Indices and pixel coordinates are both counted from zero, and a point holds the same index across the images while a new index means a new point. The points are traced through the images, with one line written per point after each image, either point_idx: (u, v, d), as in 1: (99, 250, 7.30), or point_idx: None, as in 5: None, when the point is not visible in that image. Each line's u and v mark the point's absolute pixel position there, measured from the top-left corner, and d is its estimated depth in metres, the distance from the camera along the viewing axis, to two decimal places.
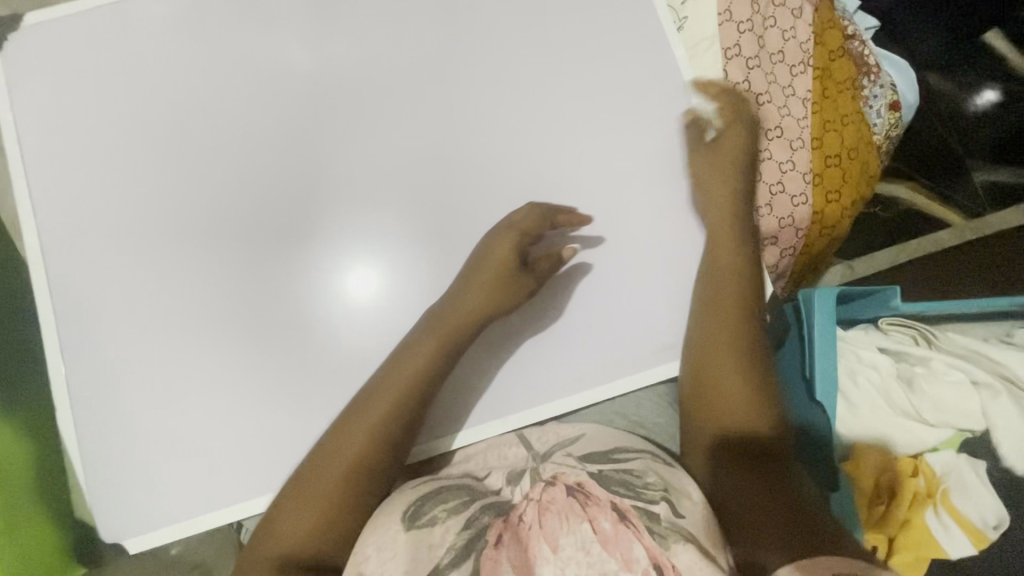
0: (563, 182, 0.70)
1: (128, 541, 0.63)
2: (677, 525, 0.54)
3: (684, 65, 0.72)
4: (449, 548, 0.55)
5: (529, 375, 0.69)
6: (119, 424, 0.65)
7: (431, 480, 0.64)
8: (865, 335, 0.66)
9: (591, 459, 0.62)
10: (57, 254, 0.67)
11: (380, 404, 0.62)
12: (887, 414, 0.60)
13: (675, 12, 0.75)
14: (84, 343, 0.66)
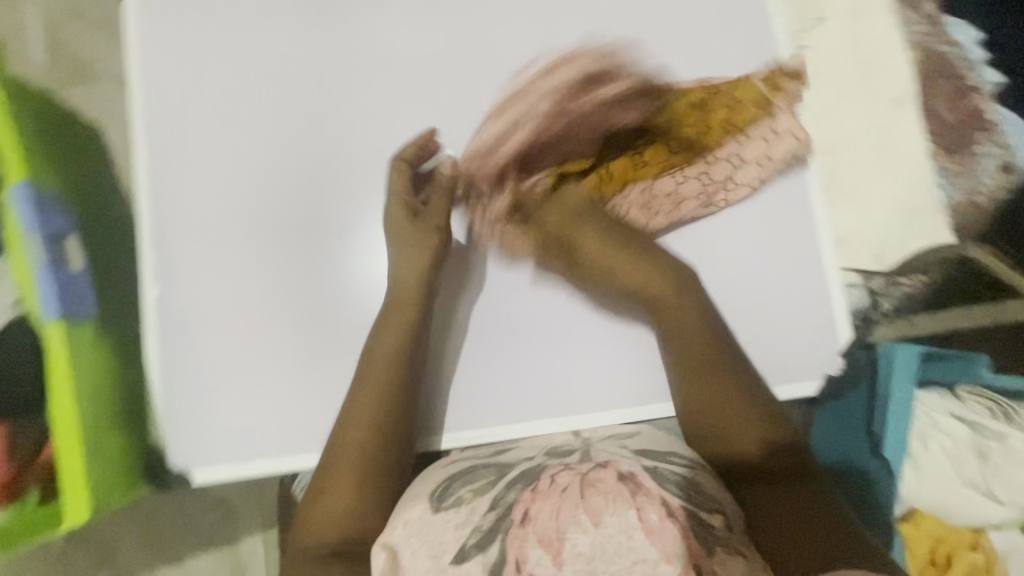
0: (655, 193, 0.68)
1: (192, 472, 0.64)
2: (728, 535, 0.52)
3: (798, 92, 0.69)
4: (474, 529, 0.53)
5: (592, 383, 0.67)
6: (196, 371, 0.65)
7: (459, 460, 0.63)
8: (937, 398, 0.62)
9: (645, 453, 0.58)
10: (161, 194, 0.67)
11: (369, 400, 0.62)
12: (954, 484, 0.59)
13: (796, 37, 0.73)
14: (174, 287, 0.66)
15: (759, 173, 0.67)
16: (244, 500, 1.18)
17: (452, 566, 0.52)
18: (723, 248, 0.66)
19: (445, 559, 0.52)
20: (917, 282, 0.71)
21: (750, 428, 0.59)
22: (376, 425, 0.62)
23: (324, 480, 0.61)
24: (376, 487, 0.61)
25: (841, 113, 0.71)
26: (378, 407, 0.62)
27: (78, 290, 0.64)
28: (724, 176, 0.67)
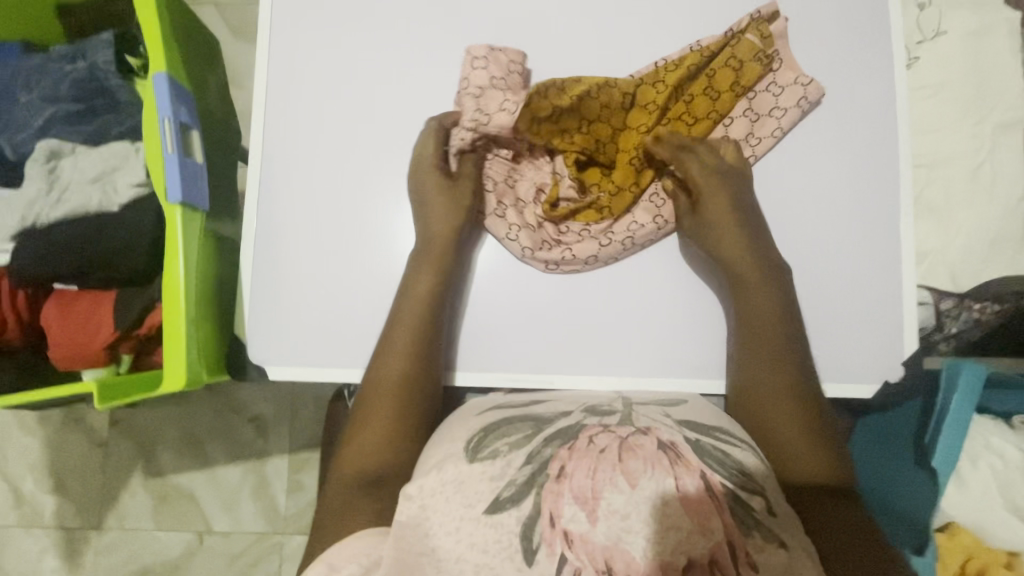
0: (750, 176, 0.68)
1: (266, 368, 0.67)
2: (771, 522, 0.45)
3: (903, 102, 0.70)
4: (509, 482, 0.47)
5: (660, 351, 0.66)
6: (285, 280, 0.68)
7: (498, 410, 0.56)
8: (992, 424, 0.63)
9: (688, 425, 0.52)
10: (276, 109, 0.71)
11: (406, 331, 0.62)
12: (996, 504, 0.60)
13: (908, 50, 0.73)
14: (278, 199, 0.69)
15: (850, 178, 0.68)
16: (275, 418, 1.26)
17: (487, 516, 0.46)
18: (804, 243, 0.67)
19: (480, 509, 0.46)
20: (987, 310, 0.71)
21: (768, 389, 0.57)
22: (414, 355, 0.61)
23: (363, 410, 0.60)
24: (412, 421, 0.59)
25: (940, 131, 0.71)
26: (420, 331, 0.62)
27: (200, 185, 0.61)
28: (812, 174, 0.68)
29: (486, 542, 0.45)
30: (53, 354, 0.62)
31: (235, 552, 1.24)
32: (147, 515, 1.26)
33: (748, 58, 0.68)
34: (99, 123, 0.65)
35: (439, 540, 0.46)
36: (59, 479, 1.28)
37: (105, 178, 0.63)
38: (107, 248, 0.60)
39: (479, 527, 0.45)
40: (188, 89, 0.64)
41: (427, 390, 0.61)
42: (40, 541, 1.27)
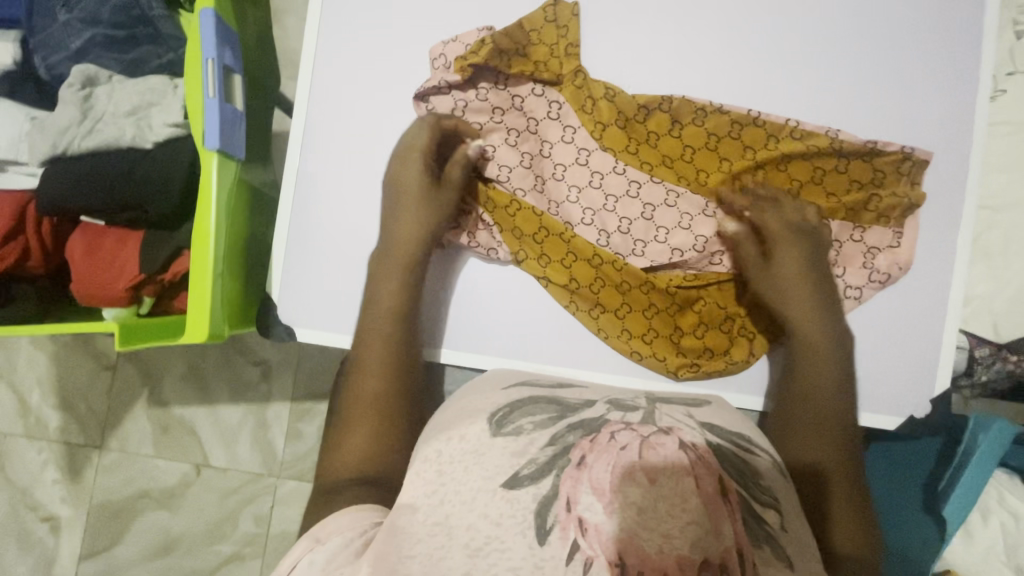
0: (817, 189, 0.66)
1: (297, 326, 0.67)
2: (783, 539, 0.42)
3: (979, 137, 0.66)
4: (531, 459, 0.44)
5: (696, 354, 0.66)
6: (323, 245, 0.68)
7: (524, 390, 0.54)
8: (1007, 478, 0.62)
9: (712, 429, 0.48)
10: (330, 64, 0.69)
11: (380, 351, 0.59)
12: (1002, 564, 0.59)
13: (994, 82, 0.69)
14: (320, 164, 0.69)
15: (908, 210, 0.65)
16: (280, 365, 1.26)
17: (504, 490, 0.42)
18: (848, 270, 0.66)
19: (497, 482, 0.43)
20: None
21: (813, 460, 0.53)
22: (388, 367, 0.59)
23: (345, 424, 0.56)
24: (388, 425, 0.56)
25: (1015, 172, 0.67)
26: (392, 354, 0.59)
27: (236, 133, 0.59)
28: (872, 205, 0.65)
29: (500, 514, 0.41)
30: (75, 291, 0.62)
31: (229, 487, 1.27)
32: (148, 442, 1.28)
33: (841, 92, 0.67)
34: (137, 54, 0.62)
35: (454, 508, 0.42)
36: (66, 396, 1.30)
37: (139, 112, 0.61)
38: (137, 185, 0.59)
39: (496, 499, 0.42)
40: (234, 30, 0.62)
41: (399, 410, 0.57)
42: (44, 453, 1.30)
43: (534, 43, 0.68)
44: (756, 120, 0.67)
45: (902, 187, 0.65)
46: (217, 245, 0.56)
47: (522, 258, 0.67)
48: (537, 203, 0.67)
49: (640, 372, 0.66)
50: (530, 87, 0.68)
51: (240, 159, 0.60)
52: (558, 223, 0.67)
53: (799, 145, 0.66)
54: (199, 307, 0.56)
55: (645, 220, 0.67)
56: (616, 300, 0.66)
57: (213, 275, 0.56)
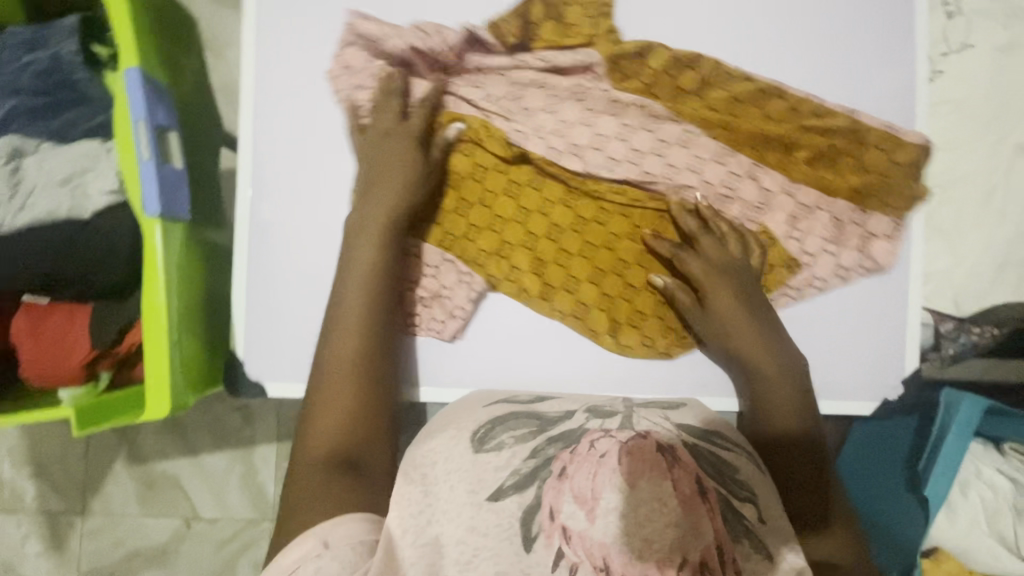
0: (769, 183, 0.66)
1: (268, 383, 0.65)
2: (761, 530, 0.42)
3: (922, 120, 0.68)
4: (513, 471, 0.44)
5: (672, 361, 0.66)
6: (284, 294, 0.66)
7: (506, 405, 0.53)
8: (982, 450, 0.64)
9: (687, 430, 0.48)
10: (270, 105, 0.67)
11: (344, 394, 0.55)
12: (983, 534, 0.61)
13: (932, 63, 0.70)
14: (272, 212, 0.67)
15: (852, 189, 0.66)
16: (261, 408, 1.23)
17: (488, 503, 0.42)
18: (814, 243, 0.66)
19: (482, 495, 0.43)
20: (987, 334, 0.69)
21: (785, 451, 0.56)
22: (365, 341, 0.58)
23: (316, 399, 0.56)
24: (366, 410, 0.56)
25: (961, 148, 0.69)
26: (364, 342, 0.58)
27: (179, 195, 0.57)
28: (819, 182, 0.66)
29: (486, 525, 0.41)
30: (25, 374, 0.58)
31: (223, 537, 1.23)
32: (132, 501, 1.24)
33: (780, 84, 0.67)
34: (64, 120, 0.59)
35: (442, 527, 0.42)
36: (39, 465, 1.25)
37: (73, 181, 0.58)
38: (83, 261, 0.57)
39: (481, 512, 0.42)
40: (165, 87, 0.59)
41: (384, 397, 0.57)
42: (22, 526, 1.25)
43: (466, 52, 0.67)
44: (690, 116, 0.66)
45: (851, 160, 0.67)
46: (169, 306, 0.54)
47: (495, 280, 0.66)
48: (498, 226, 0.66)
49: (621, 384, 0.66)
50: (470, 107, 0.67)
51: (185, 222, 0.57)
52: (523, 228, 0.66)
53: (735, 140, 0.66)
54: (157, 365, 0.54)
55: (586, 253, 0.66)
56: (592, 290, 0.66)
57: (169, 331, 0.54)
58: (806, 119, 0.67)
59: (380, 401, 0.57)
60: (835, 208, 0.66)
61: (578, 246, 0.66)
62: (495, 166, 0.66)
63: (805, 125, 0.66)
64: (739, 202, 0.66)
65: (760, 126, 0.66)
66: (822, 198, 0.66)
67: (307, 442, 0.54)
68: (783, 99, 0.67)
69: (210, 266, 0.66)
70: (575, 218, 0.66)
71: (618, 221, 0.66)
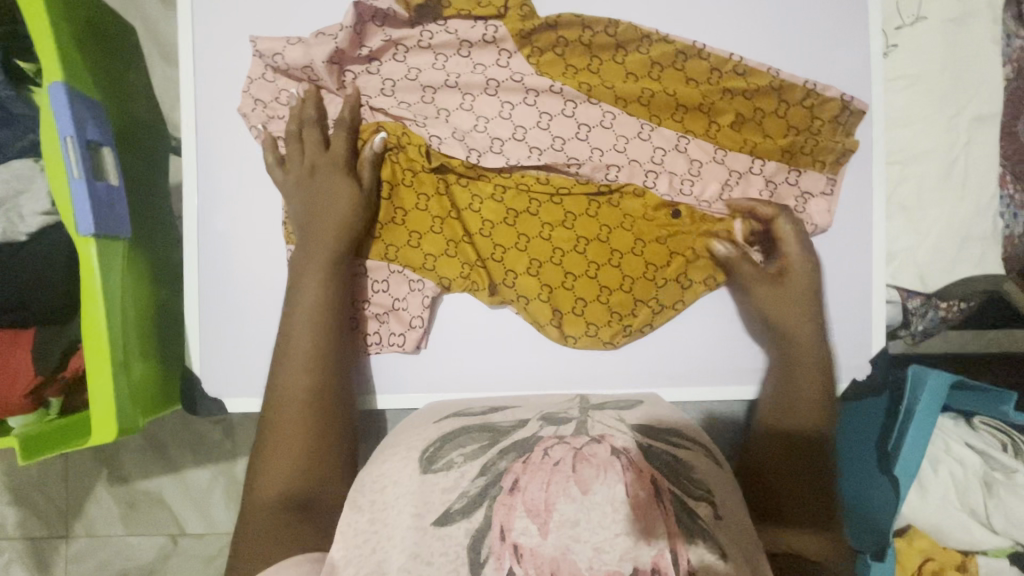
0: (723, 165, 0.65)
1: (228, 399, 0.64)
2: (716, 529, 0.40)
3: (878, 96, 0.67)
4: (462, 493, 0.42)
5: (639, 353, 0.66)
6: (237, 307, 0.65)
7: (458, 419, 0.54)
8: (952, 426, 0.64)
9: (642, 431, 0.48)
10: (211, 113, 0.65)
11: (302, 416, 0.56)
12: (954, 509, 0.61)
13: (885, 37, 0.69)
14: (220, 224, 0.65)
15: (800, 162, 0.66)
16: (241, 420, 1.21)
17: (434, 529, 0.40)
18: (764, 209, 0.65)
19: (428, 520, 0.41)
20: (954, 308, 0.69)
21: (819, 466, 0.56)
22: (314, 381, 0.58)
23: (266, 445, 0.55)
24: (317, 450, 0.54)
25: (917, 123, 0.68)
26: (311, 382, 0.57)
27: (117, 211, 0.55)
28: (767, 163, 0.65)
29: (430, 554, 0.39)
30: None
31: (211, 552, 1.22)
32: (115, 521, 1.22)
33: (726, 57, 0.65)
34: None
35: (387, 552, 0.40)
36: (17, 491, 1.22)
37: (6, 202, 0.56)
38: (18, 283, 0.55)
39: (427, 537, 0.40)
40: (96, 102, 0.57)
41: (335, 434, 0.56)
42: (4, 553, 1.22)
43: (393, 34, 0.64)
44: (632, 99, 0.65)
45: (800, 134, 0.66)
46: (111, 325, 0.52)
47: (447, 283, 0.64)
48: (450, 227, 0.65)
49: (589, 380, 0.65)
50: (407, 115, 0.65)
51: (126, 240, 0.56)
52: (474, 226, 0.65)
53: (677, 128, 0.65)
54: (102, 388, 0.52)
55: (521, 244, 0.65)
56: (533, 280, 0.64)
57: (113, 350, 0.52)
58: (752, 95, 0.65)
59: (333, 427, 0.56)
60: (789, 177, 0.66)
61: (513, 238, 0.65)
62: (422, 173, 0.65)
63: (750, 99, 0.65)
64: (693, 190, 0.66)
65: (704, 109, 0.65)
66: (775, 172, 0.66)
67: (254, 489, 0.52)
68: (728, 75, 0.65)
69: (159, 283, 0.64)
70: (530, 214, 0.65)
71: (559, 202, 0.66)
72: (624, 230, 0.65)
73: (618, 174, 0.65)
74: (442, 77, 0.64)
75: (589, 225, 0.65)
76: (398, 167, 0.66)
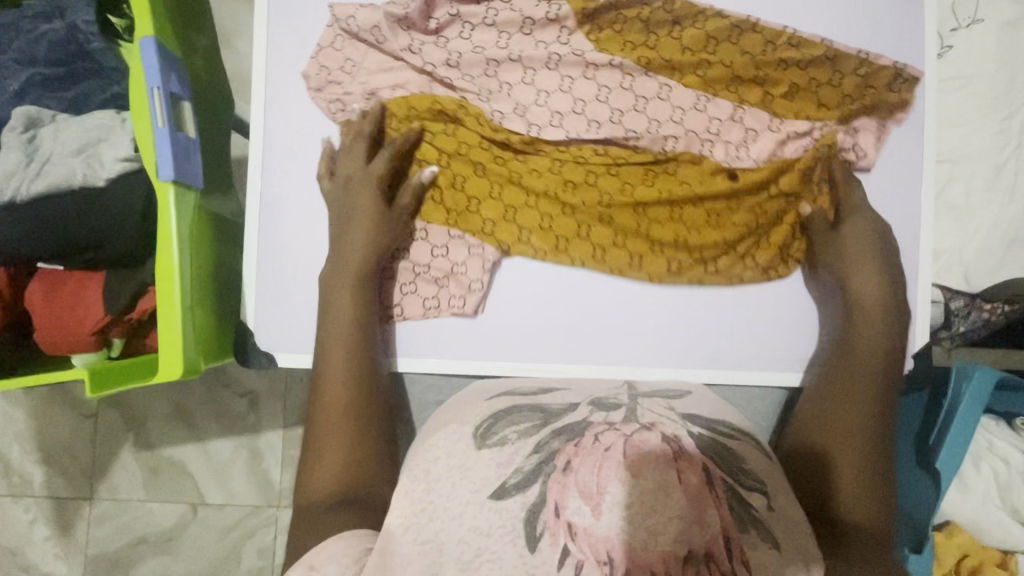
0: (773, 135, 0.66)
1: (279, 354, 0.66)
2: (769, 520, 0.40)
3: (932, 94, 0.67)
4: (517, 468, 0.41)
5: (679, 336, 0.67)
6: (292, 266, 0.67)
7: (508, 398, 0.52)
8: (993, 425, 0.64)
9: (692, 419, 0.48)
10: (279, 79, 0.68)
11: (342, 361, 0.59)
12: (995, 508, 0.61)
13: (940, 38, 0.70)
14: (283, 182, 0.67)
15: (846, 110, 0.66)
16: (268, 393, 1.21)
17: (491, 501, 0.40)
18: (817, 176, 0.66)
19: (485, 493, 0.40)
20: (998, 311, 0.68)
21: (848, 445, 0.55)
22: (354, 374, 0.59)
23: (315, 447, 0.55)
24: (368, 434, 0.56)
25: (969, 124, 0.69)
26: (355, 368, 0.59)
27: (192, 162, 0.58)
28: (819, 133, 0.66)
29: (488, 526, 0.38)
30: (40, 339, 0.59)
31: (228, 524, 1.20)
32: (138, 486, 1.21)
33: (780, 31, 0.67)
34: (82, 90, 0.60)
35: (442, 523, 0.40)
36: (47, 450, 1.22)
37: (88, 149, 0.59)
38: (97, 226, 0.57)
39: (483, 510, 0.39)
40: (179, 59, 0.60)
41: (380, 412, 0.58)
42: (29, 510, 1.21)
43: (459, 10, 0.67)
44: (687, 70, 0.67)
45: (853, 98, 0.67)
46: (183, 269, 0.54)
47: (506, 247, 0.66)
48: (514, 187, 0.66)
49: (624, 357, 0.66)
50: (468, 89, 0.67)
51: (197, 190, 0.58)
52: (540, 185, 0.66)
53: (733, 99, 0.67)
54: (170, 329, 0.54)
55: (564, 199, 0.66)
56: (582, 233, 0.66)
57: (184, 292, 0.55)
58: (807, 65, 0.67)
59: (374, 405, 0.58)
60: (841, 127, 0.67)
61: (555, 196, 0.66)
62: (472, 137, 0.66)
63: (806, 69, 0.67)
64: (754, 155, 0.66)
65: (758, 79, 0.67)
66: (828, 128, 0.67)
67: (313, 481, 0.53)
68: (782, 47, 0.67)
69: (221, 237, 0.67)
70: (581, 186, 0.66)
71: (615, 163, 0.67)
72: (667, 198, 0.66)
73: (676, 144, 0.66)
74: (506, 53, 0.66)
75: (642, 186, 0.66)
76: (455, 132, 0.67)
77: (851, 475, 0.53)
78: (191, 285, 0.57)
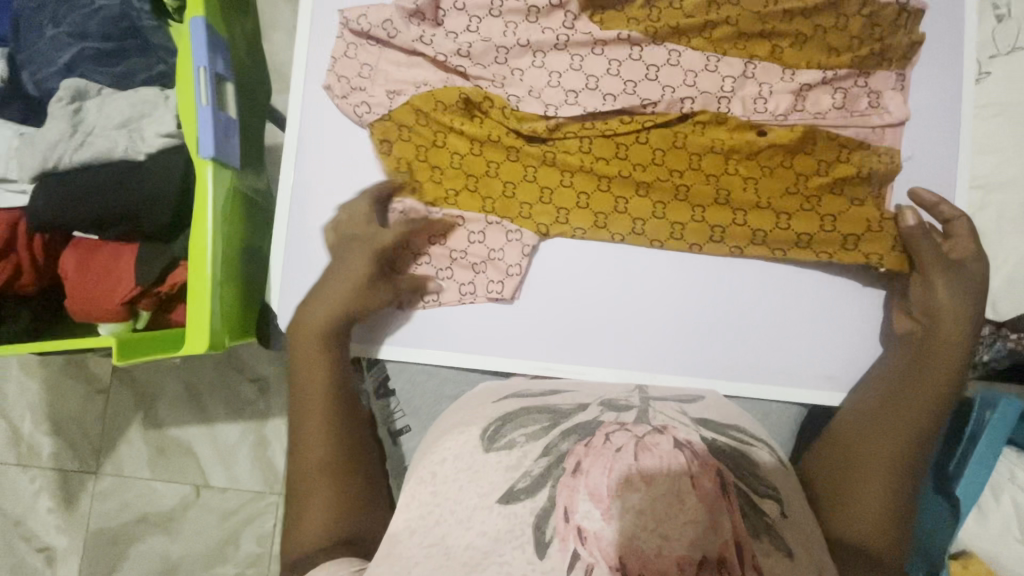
0: (806, 134, 0.65)
1: None
2: (782, 527, 0.40)
3: (966, 119, 0.67)
4: (524, 473, 0.41)
5: (701, 347, 0.66)
6: (320, 251, 0.67)
7: (516, 400, 0.52)
8: (1016, 457, 0.63)
9: (703, 423, 0.48)
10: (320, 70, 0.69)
11: (320, 406, 0.56)
12: (1016, 541, 0.59)
13: (978, 65, 0.70)
14: (315, 171, 0.69)
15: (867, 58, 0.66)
16: (277, 380, 1.21)
17: (499, 506, 0.40)
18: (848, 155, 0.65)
19: (492, 497, 0.40)
20: None
21: (871, 447, 0.54)
22: (339, 430, 0.55)
23: (298, 499, 0.52)
24: (357, 490, 0.52)
25: (1005, 151, 0.68)
26: (342, 420, 0.55)
27: (231, 142, 0.59)
28: (845, 124, 0.66)
29: (497, 530, 0.38)
30: (70, 305, 0.61)
31: (229, 508, 1.20)
32: (144, 464, 1.22)
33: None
34: (128, 66, 0.62)
35: (449, 527, 0.40)
36: (57, 421, 1.23)
37: (131, 124, 0.60)
38: (135, 199, 0.59)
39: (491, 515, 0.39)
40: (225, 41, 0.62)
41: (372, 472, 0.55)
42: (35, 481, 1.23)
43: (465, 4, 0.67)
44: (693, 41, 0.67)
45: (863, 44, 0.66)
46: (215, 247, 0.55)
47: (546, 229, 0.66)
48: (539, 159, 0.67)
49: (646, 361, 0.66)
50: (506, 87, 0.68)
51: (234, 169, 0.59)
52: (571, 163, 0.67)
53: (741, 56, 0.67)
54: (198, 304, 0.55)
55: (604, 187, 0.66)
56: (626, 220, 0.66)
57: (213, 268, 0.56)
58: (809, 14, 0.66)
59: (365, 462, 0.55)
60: (859, 81, 0.66)
61: (594, 184, 0.66)
62: (503, 131, 0.67)
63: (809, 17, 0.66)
64: (769, 111, 0.66)
65: (764, 33, 0.66)
66: (845, 79, 0.66)
67: (298, 537, 0.49)
68: None
69: (253, 218, 0.68)
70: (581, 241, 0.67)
71: (645, 142, 0.67)
72: (704, 181, 0.66)
73: (693, 106, 0.66)
74: (514, 40, 0.67)
75: (675, 167, 0.66)
76: (478, 109, 0.68)
77: (866, 476, 0.52)
78: (221, 263, 0.58)
